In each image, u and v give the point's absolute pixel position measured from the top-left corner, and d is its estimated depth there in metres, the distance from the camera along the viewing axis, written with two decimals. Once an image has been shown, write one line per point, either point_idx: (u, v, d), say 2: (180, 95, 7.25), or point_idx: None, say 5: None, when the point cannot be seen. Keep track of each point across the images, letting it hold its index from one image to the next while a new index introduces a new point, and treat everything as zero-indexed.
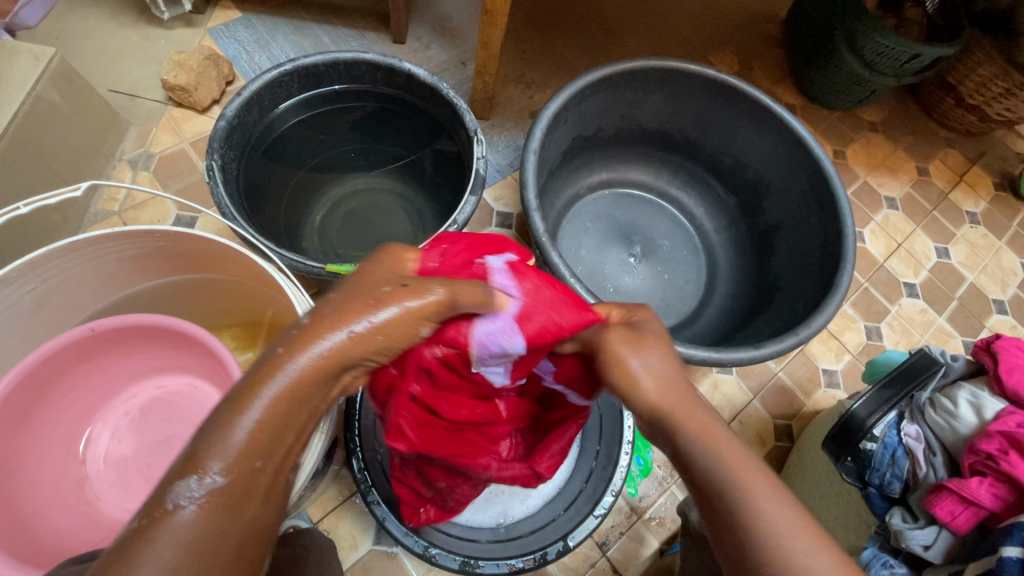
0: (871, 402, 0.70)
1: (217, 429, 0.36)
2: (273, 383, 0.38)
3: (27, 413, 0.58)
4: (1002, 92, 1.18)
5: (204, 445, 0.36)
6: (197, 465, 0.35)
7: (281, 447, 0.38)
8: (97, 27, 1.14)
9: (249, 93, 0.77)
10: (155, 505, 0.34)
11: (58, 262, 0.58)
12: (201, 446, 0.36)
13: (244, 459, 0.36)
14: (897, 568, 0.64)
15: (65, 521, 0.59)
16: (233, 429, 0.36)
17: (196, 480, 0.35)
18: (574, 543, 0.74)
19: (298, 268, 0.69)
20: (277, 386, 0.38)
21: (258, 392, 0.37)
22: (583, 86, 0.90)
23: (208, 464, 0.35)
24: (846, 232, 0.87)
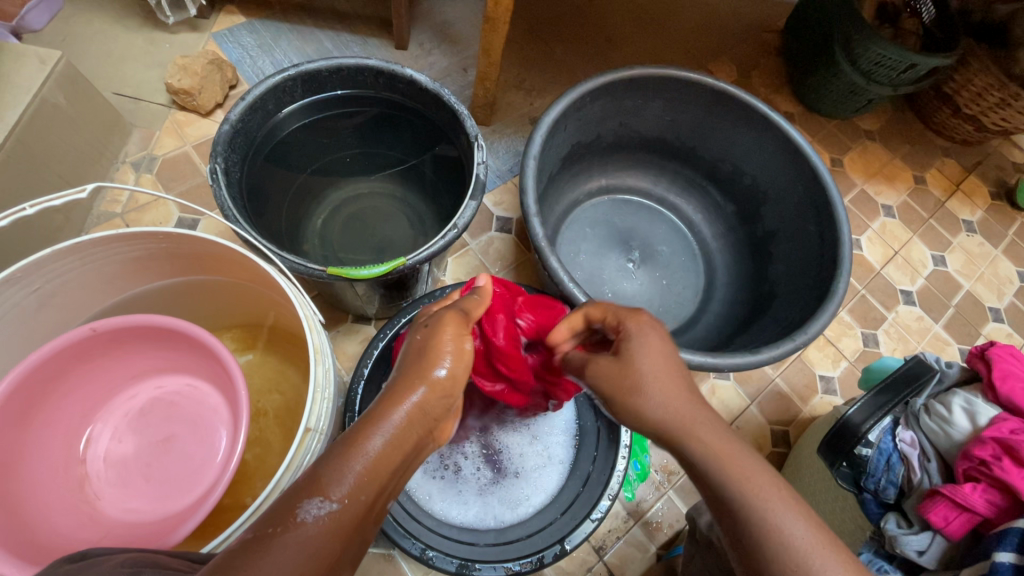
0: (865, 408, 0.69)
1: (341, 457, 0.39)
2: (376, 427, 0.42)
3: (30, 412, 0.59)
4: (997, 102, 1.20)
5: (324, 469, 0.38)
6: (320, 489, 0.37)
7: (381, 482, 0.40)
8: (103, 31, 1.15)
9: (253, 97, 0.78)
10: (273, 520, 0.36)
11: (62, 262, 0.59)
12: (321, 469, 0.39)
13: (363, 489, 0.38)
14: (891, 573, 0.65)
15: (66, 520, 0.59)
16: (353, 457, 0.39)
17: (318, 502, 0.37)
18: (571, 546, 0.73)
19: (300, 271, 0.69)
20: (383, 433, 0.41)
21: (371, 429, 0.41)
22: (583, 93, 0.91)
23: (329, 489, 0.37)
24: (842, 239, 0.87)
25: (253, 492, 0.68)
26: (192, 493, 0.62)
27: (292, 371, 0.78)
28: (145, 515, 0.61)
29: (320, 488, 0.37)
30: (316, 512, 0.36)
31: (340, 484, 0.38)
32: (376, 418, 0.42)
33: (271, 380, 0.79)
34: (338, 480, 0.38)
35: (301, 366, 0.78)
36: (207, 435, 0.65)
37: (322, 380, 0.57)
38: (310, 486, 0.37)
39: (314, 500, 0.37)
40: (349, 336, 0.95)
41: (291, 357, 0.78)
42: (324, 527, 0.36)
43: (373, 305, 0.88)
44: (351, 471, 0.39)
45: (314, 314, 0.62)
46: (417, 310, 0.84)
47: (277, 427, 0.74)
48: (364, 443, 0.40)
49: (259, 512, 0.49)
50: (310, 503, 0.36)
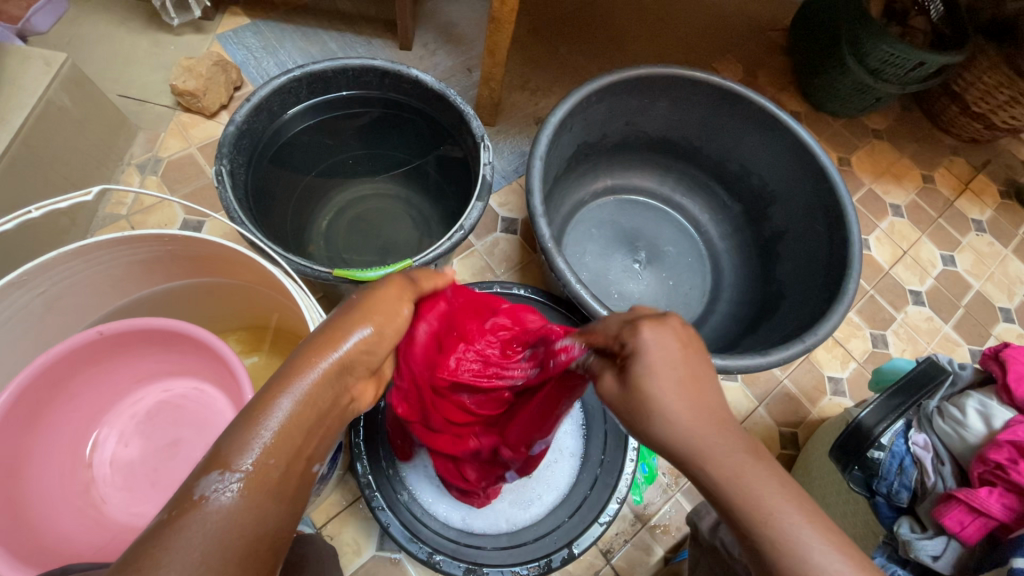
0: (878, 411, 0.69)
1: (251, 416, 0.36)
2: (291, 387, 0.38)
3: (36, 417, 0.58)
4: (1007, 100, 1.18)
5: (227, 442, 0.35)
6: (222, 461, 0.34)
7: (293, 447, 0.37)
8: (109, 33, 1.15)
9: (258, 98, 0.78)
10: (183, 498, 0.32)
11: (67, 266, 0.59)
12: (225, 443, 0.35)
13: (278, 453, 0.35)
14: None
15: (72, 524, 0.59)
16: (260, 424, 0.36)
17: (219, 476, 0.33)
18: (579, 550, 0.74)
19: (307, 273, 0.69)
20: (291, 398, 0.38)
21: (281, 393, 0.38)
22: (589, 92, 0.91)
23: (234, 461, 0.34)
24: (852, 239, 0.87)
25: None
26: None
27: None
28: (151, 520, 0.61)
29: (223, 460, 0.34)
30: (221, 490, 0.33)
31: (248, 449, 0.35)
32: (285, 378, 0.39)
33: None
34: (240, 450, 0.35)
35: None
36: (213, 439, 0.65)
37: None
38: (216, 458, 0.34)
39: (219, 475, 0.33)
40: None
41: None
42: (235, 504, 0.33)
43: None
44: (256, 439, 0.35)
45: (322, 317, 0.61)
46: None
47: None
48: (272, 410, 0.37)
49: None
50: (218, 477, 0.33)
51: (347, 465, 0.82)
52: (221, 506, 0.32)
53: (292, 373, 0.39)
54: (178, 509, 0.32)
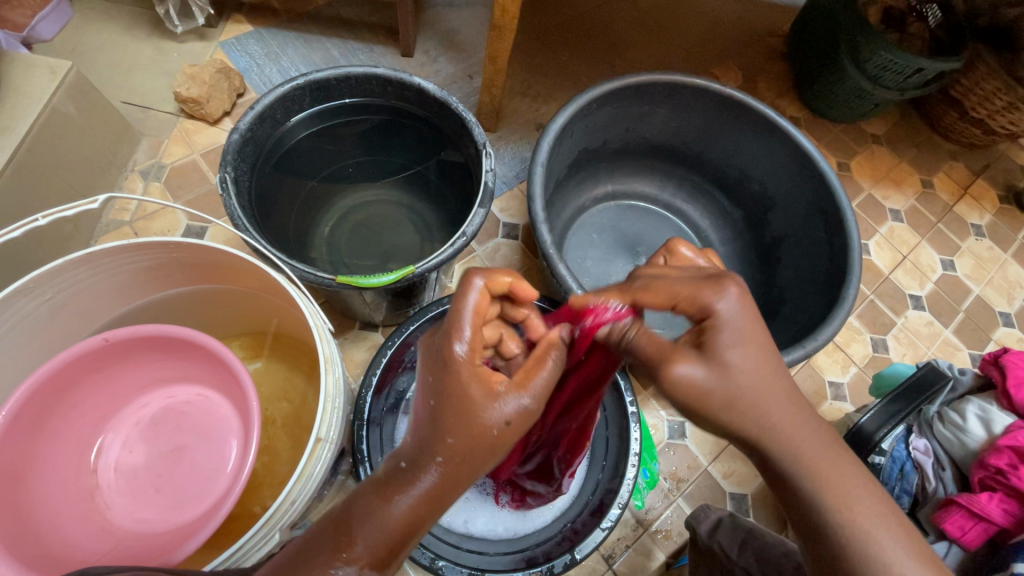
0: (878, 416, 0.69)
1: (376, 511, 0.42)
2: (412, 481, 0.44)
3: (41, 423, 0.59)
4: (1005, 106, 1.19)
5: (356, 524, 0.42)
6: (349, 547, 0.41)
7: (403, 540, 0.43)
8: (112, 41, 1.16)
9: (262, 106, 0.79)
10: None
11: (74, 273, 0.59)
12: (354, 525, 0.42)
13: (386, 551, 0.42)
14: None
15: (77, 531, 0.59)
16: (385, 513, 0.42)
17: (345, 564, 0.40)
18: (581, 555, 0.72)
19: (309, 280, 0.69)
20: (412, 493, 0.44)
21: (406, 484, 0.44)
22: (590, 99, 0.92)
23: (356, 550, 0.41)
24: (851, 245, 0.87)
25: (262, 500, 0.68)
26: (203, 504, 0.61)
27: (301, 379, 0.78)
28: (157, 526, 0.61)
29: (345, 546, 0.41)
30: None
31: (364, 544, 0.41)
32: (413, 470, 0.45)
33: (279, 387, 0.79)
34: (366, 540, 0.41)
35: (310, 375, 0.78)
36: (218, 445, 0.65)
37: (332, 390, 0.57)
38: (340, 539, 0.41)
39: (344, 562, 0.40)
40: (356, 343, 0.95)
41: (299, 365, 0.78)
42: None
43: (381, 312, 0.88)
44: (383, 526, 0.42)
45: (325, 323, 0.61)
46: (425, 317, 0.83)
47: (286, 435, 0.74)
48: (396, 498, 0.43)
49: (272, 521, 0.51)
50: (336, 567, 0.40)
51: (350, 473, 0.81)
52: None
53: (415, 464, 0.45)
54: None
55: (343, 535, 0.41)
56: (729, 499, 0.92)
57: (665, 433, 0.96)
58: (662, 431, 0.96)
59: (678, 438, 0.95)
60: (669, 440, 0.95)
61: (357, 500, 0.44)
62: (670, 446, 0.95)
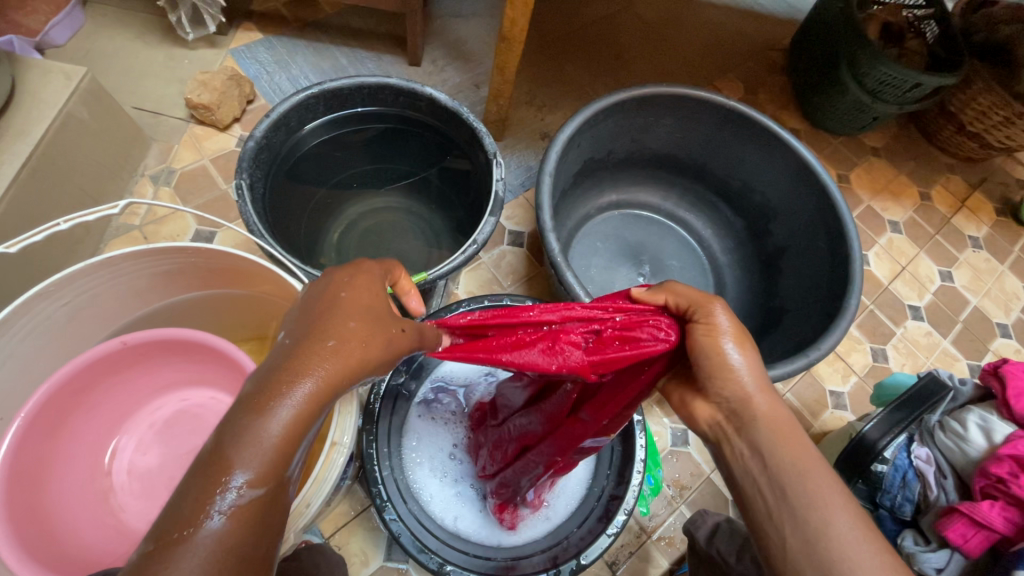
0: (882, 425, 0.70)
1: (247, 427, 0.34)
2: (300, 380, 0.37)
3: (58, 425, 0.59)
4: (1002, 120, 1.21)
5: (233, 445, 0.34)
6: (227, 470, 0.33)
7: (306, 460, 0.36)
8: (124, 46, 1.18)
9: (277, 114, 0.80)
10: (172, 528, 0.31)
11: (94, 276, 0.60)
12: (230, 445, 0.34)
13: (277, 468, 0.34)
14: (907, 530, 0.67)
15: (90, 533, 0.59)
16: (265, 427, 0.34)
17: (230, 489, 0.33)
18: (588, 561, 0.72)
19: (324, 285, 0.70)
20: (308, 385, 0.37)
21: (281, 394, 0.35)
22: (597, 111, 0.93)
23: (239, 470, 0.33)
24: (853, 256, 0.89)
25: None
26: None
27: None
28: None
29: (225, 468, 0.33)
30: (219, 510, 0.32)
31: (247, 465, 0.33)
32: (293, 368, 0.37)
33: None
34: (247, 460, 0.33)
35: None
36: None
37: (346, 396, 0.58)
38: (216, 462, 0.33)
39: (225, 487, 0.33)
40: None
41: None
42: (232, 522, 0.32)
43: None
44: (265, 440, 0.34)
45: None
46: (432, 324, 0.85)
47: None
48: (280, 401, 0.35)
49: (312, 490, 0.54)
50: (217, 493, 0.32)
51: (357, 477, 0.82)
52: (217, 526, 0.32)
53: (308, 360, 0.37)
54: (168, 537, 0.31)
55: (217, 463, 0.33)
56: (731, 507, 0.93)
57: (668, 440, 0.97)
58: (664, 437, 0.97)
59: (681, 446, 0.96)
60: (671, 447, 0.96)
61: (223, 420, 0.35)
62: (673, 453, 0.96)
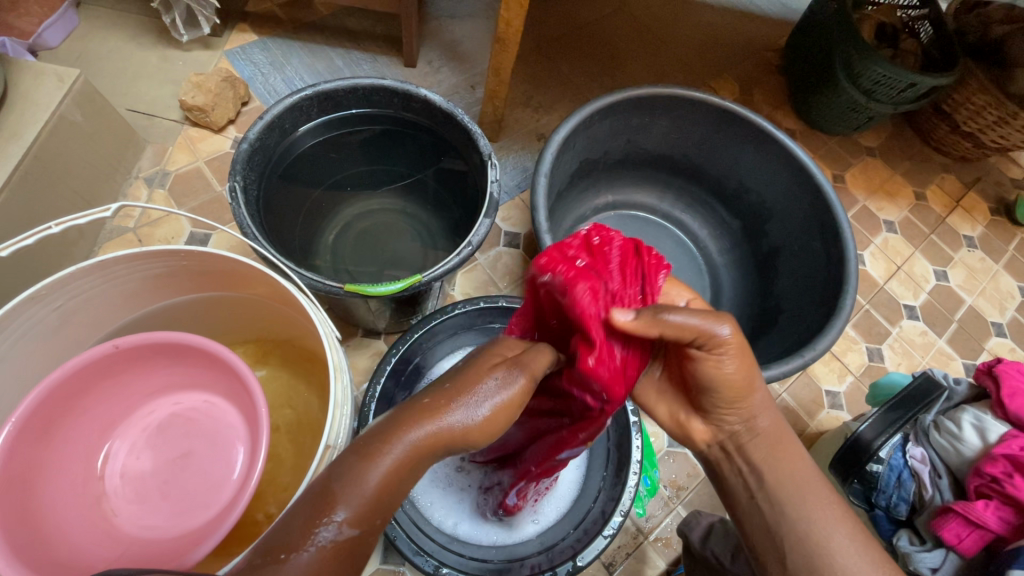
0: (876, 425, 0.71)
1: (354, 472, 0.39)
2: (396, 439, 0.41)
3: (49, 429, 0.59)
4: (996, 120, 1.22)
5: (338, 485, 0.39)
6: (330, 508, 0.38)
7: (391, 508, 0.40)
8: (118, 48, 1.17)
9: (271, 116, 0.80)
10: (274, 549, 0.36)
11: (86, 279, 0.60)
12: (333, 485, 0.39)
13: (367, 514, 0.39)
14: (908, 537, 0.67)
15: (83, 538, 0.59)
16: (365, 477, 0.39)
17: (327, 526, 0.37)
18: (583, 563, 0.72)
19: (318, 287, 0.70)
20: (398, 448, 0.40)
21: (384, 446, 0.40)
22: (592, 112, 0.93)
23: (338, 511, 0.38)
24: (848, 256, 0.89)
25: (266, 508, 0.68)
26: (210, 510, 0.61)
27: (304, 387, 0.79)
28: (163, 532, 0.61)
29: (330, 505, 0.38)
30: (317, 540, 0.37)
31: (347, 504, 0.38)
32: (394, 428, 0.41)
33: (284, 395, 0.79)
34: (348, 501, 0.38)
35: (314, 382, 0.78)
36: (224, 452, 0.65)
37: (341, 398, 0.58)
38: (322, 501, 0.38)
39: (326, 523, 0.37)
40: (359, 351, 0.95)
41: (303, 372, 0.79)
42: (324, 555, 0.36)
43: (384, 320, 0.89)
44: (365, 487, 0.39)
45: (333, 331, 0.62)
46: (428, 326, 0.85)
47: (289, 442, 0.75)
48: (380, 455, 0.40)
49: None
50: (320, 527, 0.37)
51: None
52: (311, 555, 0.36)
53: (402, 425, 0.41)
54: (271, 556, 0.36)
55: (324, 499, 0.38)
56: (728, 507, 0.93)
57: (665, 441, 0.97)
58: (661, 438, 0.97)
59: (678, 446, 0.96)
60: (668, 448, 0.96)
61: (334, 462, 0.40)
62: (670, 454, 0.96)
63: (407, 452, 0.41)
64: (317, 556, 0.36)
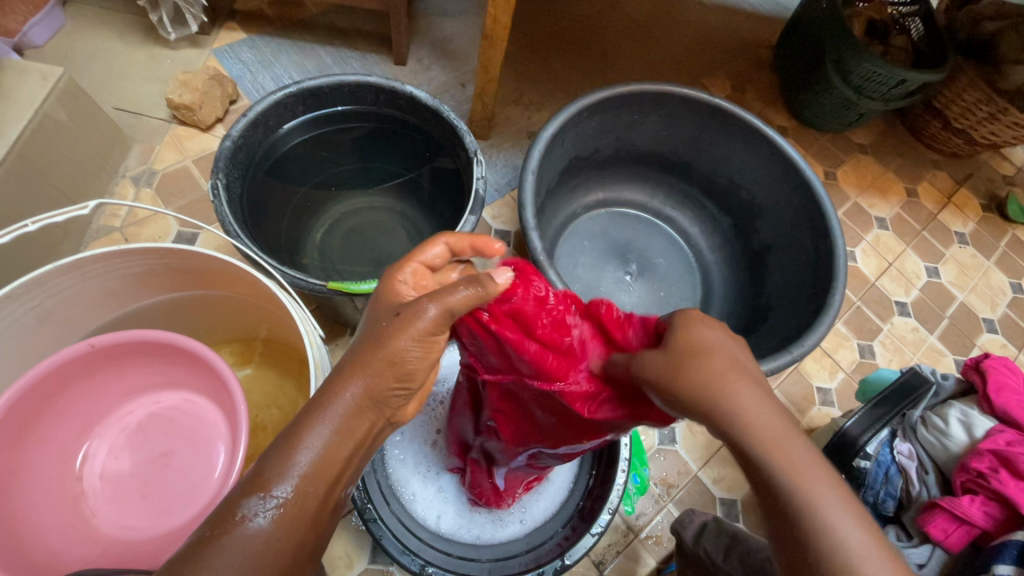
0: (863, 420, 0.71)
1: (282, 452, 0.39)
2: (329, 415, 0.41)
3: (25, 429, 0.58)
4: (987, 116, 1.22)
5: (269, 466, 0.38)
6: (263, 486, 0.38)
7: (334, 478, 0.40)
8: (105, 47, 1.16)
9: (255, 113, 0.79)
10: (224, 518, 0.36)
11: (63, 278, 0.59)
12: (266, 466, 0.39)
13: (308, 485, 0.38)
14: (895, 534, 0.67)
15: (60, 538, 0.58)
16: (295, 455, 0.39)
17: (263, 499, 0.37)
18: (571, 561, 0.71)
19: (301, 286, 0.69)
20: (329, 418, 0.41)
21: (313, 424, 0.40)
22: (581, 108, 0.93)
23: (273, 486, 0.38)
24: (837, 252, 0.89)
25: None
26: (190, 509, 0.61)
27: (290, 385, 0.78)
28: (142, 532, 0.60)
29: (263, 485, 0.38)
30: (260, 513, 0.36)
31: (285, 479, 0.38)
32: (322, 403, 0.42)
33: (270, 394, 0.78)
34: (282, 477, 0.38)
35: (299, 380, 0.78)
36: (205, 451, 0.65)
37: None
38: (258, 485, 0.38)
39: (260, 499, 0.37)
40: (347, 349, 0.95)
41: (289, 370, 0.78)
42: (270, 528, 0.36)
43: None
44: (295, 465, 0.39)
45: (315, 329, 0.62)
46: None
47: (275, 442, 0.74)
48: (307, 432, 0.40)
49: None
50: (255, 504, 0.37)
51: None
52: (256, 528, 0.36)
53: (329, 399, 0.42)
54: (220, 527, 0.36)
55: (259, 480, 0.38)
56: (718, 504, 0.93)
57: (655, 438, 0.96)
58: (652, 436, 0.97)
59: (668, 444, 0.96)
60: (659, 446, 0.96)
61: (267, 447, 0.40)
62: (660, 451, 0.95)
63: (338, 419, 0.41)
64: (266, 528, 0.36)
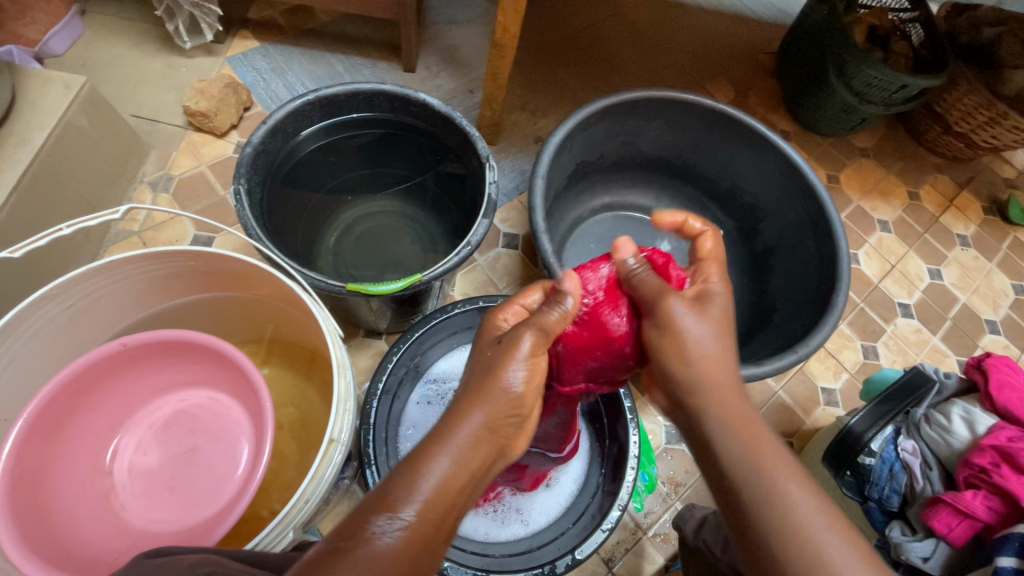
0: (867, 418, 0.74)
1: (410, 475, 0.41)
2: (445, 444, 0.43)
3: (60, 425, 0.60)
4: (987, 120, 1.23)
5: (395, 487, 0.41)
6: (389, 506, 0.39)
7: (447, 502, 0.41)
8: (123, 55, 1.19)
9: (274, 121, 0.82)
10: (357, 533, 0.38)
11: (95, 280, 0.62)
12: (393, 488, 0.41)
13: (430, 506, 0.40)
14: (902, 530, 0.68)
15: (93, 532, 0.60)
16: (422, 478, 0.41)
17: (389, 519, 0.39)
18: (582, 556, 0.72)
19: (320, 287, 0.71)
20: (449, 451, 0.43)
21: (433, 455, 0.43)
22: (589, 114, 0.95)
23: (399, 507, 0.39)
24: (840, 254, 0.90)
25: (271, 504, 0.71)
26: (216, 504, 0.63)
27: (306, 384, 0.80)
28: (170, 526, 0.62)
29: (390, 506, 0.39)
30: (389, 531, 0.38)
31: (411, 501, 0.40)
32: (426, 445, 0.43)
33: (286, 393, 0.80)
34: (409, 499, 0.40)
35: (315, 380, 0.80)
36: (231, 448, 0.67)
37: (343, 392, 0.60)
38: (383, 504, 0.39)
39: (387, 517, 0.39)
40: (360, 350, 0.97)
41: (305, 370, 0.80)
42: (401, 543, 0.38)
43: (385, 320, 0.90)
44: (423, 487, 0.41)
45: (336, 329, 0.64)
46: (428, 325, 0.87)
47: (292, 441, 0.76)
48: (429, 462, 0.42)
49: (286, 522, 0.54)
50: (385, 521, 0.38)
51: (354, 474, 0.83)
52: (389, 542, 0.37)
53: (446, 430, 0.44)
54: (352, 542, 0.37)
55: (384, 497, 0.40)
56: None
57: (662, 438, 0.98)
58: (659, 435, 0.99)
59: (676, 443, 0.98)
60: (666, 445, 0.98)
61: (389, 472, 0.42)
62: (668, 451, 0.97)
63: (459, 449, 0.44)
64: (396, 541, 0.38)
